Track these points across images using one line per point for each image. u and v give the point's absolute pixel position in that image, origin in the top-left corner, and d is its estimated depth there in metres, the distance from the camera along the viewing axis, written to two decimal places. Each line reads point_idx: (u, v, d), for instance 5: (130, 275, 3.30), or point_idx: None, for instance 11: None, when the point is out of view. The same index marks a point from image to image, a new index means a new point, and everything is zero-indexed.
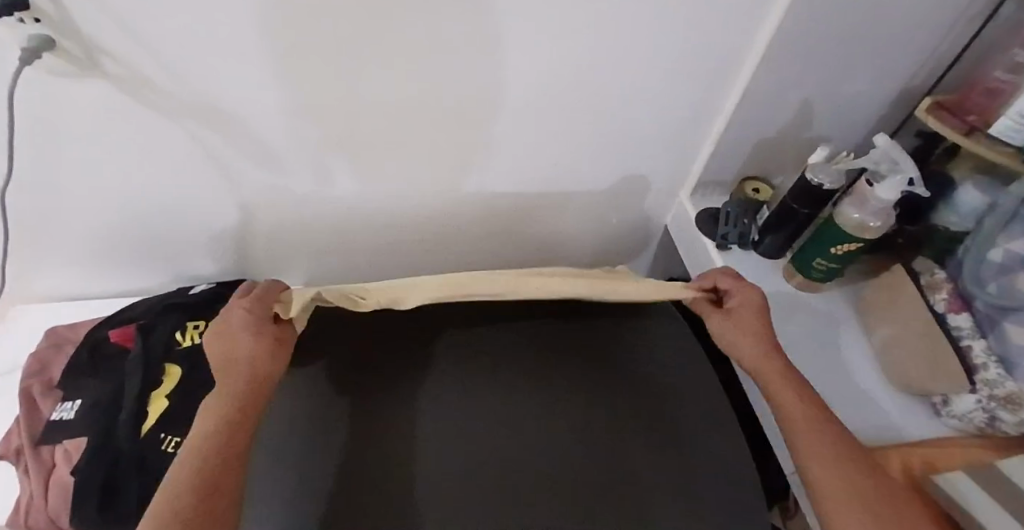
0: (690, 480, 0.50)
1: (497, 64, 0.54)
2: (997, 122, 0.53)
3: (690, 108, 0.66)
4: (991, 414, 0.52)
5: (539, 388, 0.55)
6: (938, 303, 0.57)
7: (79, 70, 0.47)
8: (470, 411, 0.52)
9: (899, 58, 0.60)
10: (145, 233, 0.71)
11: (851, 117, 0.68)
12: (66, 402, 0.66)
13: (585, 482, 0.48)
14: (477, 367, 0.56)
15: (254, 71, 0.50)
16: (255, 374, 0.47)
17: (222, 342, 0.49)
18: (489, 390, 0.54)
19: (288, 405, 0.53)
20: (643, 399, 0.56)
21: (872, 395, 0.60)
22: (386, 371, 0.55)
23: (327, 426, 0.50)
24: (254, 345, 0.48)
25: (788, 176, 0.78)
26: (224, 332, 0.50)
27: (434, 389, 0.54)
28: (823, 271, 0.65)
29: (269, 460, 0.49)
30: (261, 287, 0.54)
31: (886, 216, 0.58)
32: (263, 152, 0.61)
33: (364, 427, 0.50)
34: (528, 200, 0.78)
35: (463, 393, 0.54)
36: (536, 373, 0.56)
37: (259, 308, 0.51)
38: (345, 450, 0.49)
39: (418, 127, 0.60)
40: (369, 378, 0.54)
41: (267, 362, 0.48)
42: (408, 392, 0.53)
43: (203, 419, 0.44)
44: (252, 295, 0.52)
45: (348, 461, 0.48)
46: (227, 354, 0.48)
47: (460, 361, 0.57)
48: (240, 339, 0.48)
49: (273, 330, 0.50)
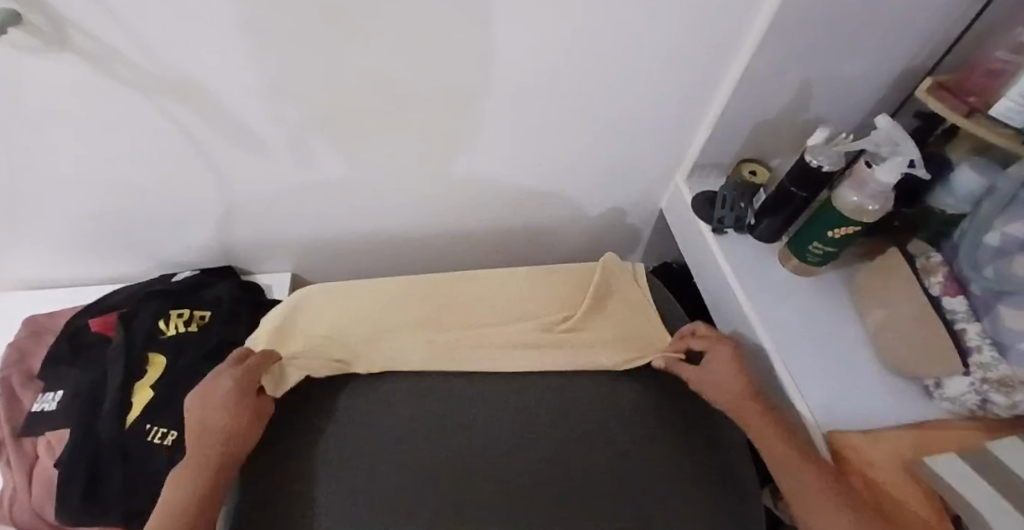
0: (682, 479, 0.57)
1: (491, 43, 0.52)
2: (997, 104, 0.52)
3: (687, 89, 0.64)
4: (983, 397, 0.52)
5: (534, 401, 0.61)
6: (934, 287, 0.58)
7: (45, 45, 0.44)
8: (469, 423, 0.59)
9: (902, 38, 0.58)
10: (125, 218, 0.69)
11: (851, 98, 0.67)
12: (46, 392, 0.64)
13: (518, 493, 0.54)
14: (422, 384, 0.62)
15: (235, 49, 0.47)
16: (229, 447, 0.51)
17: (207, 404, 0.54)
18: (487, 404, 0.61)
19: (315, 418, 0.60)
20: (642, 407, 0.62)
21: (866, 378, 0.60)
22: (334, 392, 0.62)
23: (285, 446, 0.57)
24: (233, 419, 0.52)
25: (785, 158, 0.77)
26: (208, 398, 0.54)
27: (375, 407, 0.60)
28: (820, 256, 0.64)
29: (303, 464, 0.56)
30: (255, 355, 0.58)
31: (885, 200, 0.57)
32: (246, 133, 0.58)
33: (320, 447, 0.57)
34: (522, 184, 0.76)
35: (403, 410, 0.60)
36: (486, 392, 0.62)
37: (245, 380, 0.55)
38: (296, 468, 0.55)
39: (408, 107, 0.58)
40: (326, 399, 0.61)
41: (244, 433, 0.52)
42: (357, 413, 0.60)
43: (177, 477, 0.49)
44: (245, 363, 0.57)
45: (289, 474, 0.55)
46: (203, 421, 0.52)
47: (410, 381, 0.62)
48: (220, 408, 0.53)
49: (254, 403, 0.55)
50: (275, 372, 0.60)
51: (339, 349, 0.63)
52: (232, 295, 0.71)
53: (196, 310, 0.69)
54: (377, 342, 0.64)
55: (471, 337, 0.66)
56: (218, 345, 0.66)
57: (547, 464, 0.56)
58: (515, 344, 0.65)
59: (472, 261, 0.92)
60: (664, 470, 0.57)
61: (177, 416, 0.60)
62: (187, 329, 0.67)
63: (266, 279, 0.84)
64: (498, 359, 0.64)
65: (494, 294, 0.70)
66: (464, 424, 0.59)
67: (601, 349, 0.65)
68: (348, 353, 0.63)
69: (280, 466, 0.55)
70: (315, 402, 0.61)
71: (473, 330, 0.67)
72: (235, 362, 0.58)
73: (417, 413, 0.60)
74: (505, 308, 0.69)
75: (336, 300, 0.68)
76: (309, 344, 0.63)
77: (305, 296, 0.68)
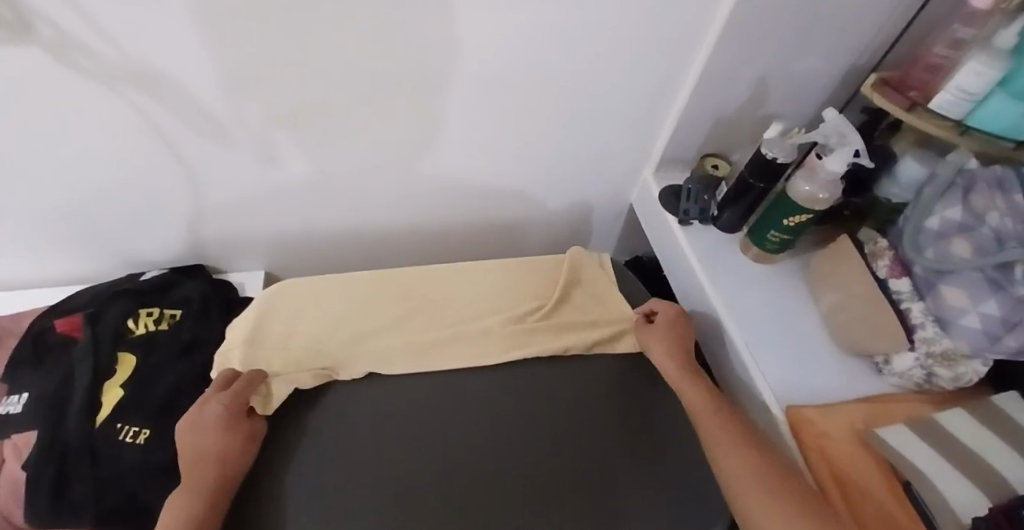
0: (662, 473, 0.58)
1: (454, 35, 0.53)
2: (938, 97, 0.55)
3: (650, 86, 0.67)
4: (928, 371, 0.55)
5: (502, 400, 0.62)
6: (880, 270, 0.61)
7: (10, 35, 0.43)
8: (439, 425, 0.60)
9: (848, 35, 0.62)
10: (91, 213, 0.67)
11: (804, 93, 0.70)
12: (11, 395, 0.62)
13: (508, 495, 0.54)
14: (397, 386, 0.63)
15: (200, 38, 0.47)
16: (224, 468, 0.51)
17: (194, 429, 0.53)
18: (457, 405, 0.62)
19: (292, 427, 0.59)
20: (614, 405, 0.63)
21: (823, 358, 0.63)
22: (313, 399, 0.62)
23: (269, 456, 0.56)
24: (226, 442, 0.52)
25: (744, 153, 0.80)
26: (197, 426, 0.54)
27: (354, 411, 0.60)
28: (777, 243, 0.67)
29: (283, 471, 0.55)
30: (240, 379, 0.58)
31: (835, 188, 0.60)
32: (214, 125, 0.58)
33: (298, 455, 0.56)
34: (493, 181, 0.78)
35: (384, 415, 0.60)
36: (467, 396, 0.63)
37: (234, 404, 0.55)
38: (278, 474, 0.55)
39: (376, 101, 0.59)
40: (300, 407, 0.61)
41: (237, 455, 0.53)
42: (331, 417, 0.60)
43: (171, 504, 0.48)
44: (232, 387, 0.57)
45: (272, 482, 0.54)
46: (195, 445, 0.52)
47: (389, 384, 0.63)
48: (210, 435, 0.53)
49: (245, 427, 0.55)
50: (262, 393, 0.59)
51: (316, 352, 0.63)
52: (202, 292, 0.71)
53: (166, 309, 0.69)
54: (352, 349, 0.64)
55: (450, 330, 0.67)
56: (190, 343, 0.66)
57: (521, 462, 0.57)
58: (494, 331, 0.67)
59: (446, 256, 0.92)
60: (639, 465, 0.58)
61: (148, 414, 0.60)
62: (158, 328, 0.67)
63: (239, 277, 0.83)
64: (476, 349, 0.66)
65: (462, 285, 0.71)
66: (433, 427, 0.59)
67: (573, 335, 0.68)
68: (331, 359, 0.63)
69: (264, 475, 0.55)
70: (292, 411, 0.60)
71: (450, 324, 0.68)
72: (220, 387, 0.57)
73: (394, 415, 0.60)
74: (477, 298, 0.70)
75: (307, 309, 0.67)
76: (289, 361, 0.62)
77: (264, 315, 0.66)
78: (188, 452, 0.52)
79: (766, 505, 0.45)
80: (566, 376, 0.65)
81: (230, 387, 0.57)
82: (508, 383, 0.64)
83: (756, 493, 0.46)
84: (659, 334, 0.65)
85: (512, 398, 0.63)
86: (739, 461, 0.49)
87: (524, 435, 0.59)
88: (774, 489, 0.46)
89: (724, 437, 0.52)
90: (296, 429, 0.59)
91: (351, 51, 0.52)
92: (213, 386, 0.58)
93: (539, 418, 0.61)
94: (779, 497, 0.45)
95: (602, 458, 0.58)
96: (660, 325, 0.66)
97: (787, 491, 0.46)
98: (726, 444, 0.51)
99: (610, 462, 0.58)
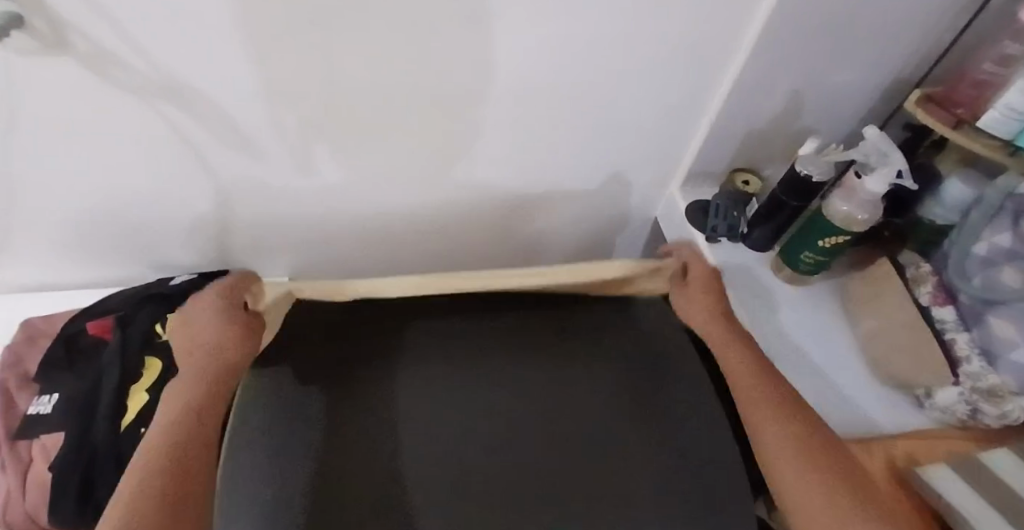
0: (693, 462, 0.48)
1: (483, 47, 0.53)
2: (986, 115, 0.52)
3: (679, 98, 0.65)
4: (974, 407, 0.52)
5: (540, 364, 0.54)
6: (923, 296, 0.58)
7: (45, 49, 0.44)
8: (475, 384, 0.51)
9: (889, 49, 0.59)
10: (126, 219, 0.69)
11: (841, 108, 0.67)
12: (42, 395, 0.64)
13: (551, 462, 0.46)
14: (432, 352, 0.54)
15: (228, 54, 0.48)
16: (219, 359, 0.49)
17: (191, 324, 0.54)
18: (495, 364, 0.53)
19: (302, 376, 0.51)
20: (644, 377, 0.55)
21: (858, 388, 0.60)
22: (359, 363, 0.52)
23: (272, 397, 0.49)
24: (217, 333, 0.50)
25: (776, 168, 0.77)
26: (195, 320, 0.54)
27: (387, 362, 0.52)
28: (811, 265, 0.65)
29: (285, 422, 0.47)
30: (233, 280, 0.57)
31: (874, 209, 0.58)
32: (240, 134, 0.59)
33: (304, 405, 0.48)
34: (517, 191, 0.77)
35: (421, 368, 0.52)
36: (550, 363, 0.55)
37: (220, 303, 0.54)
38: (272, 430, 0.46)
39: (401, 111, 0.59)
40: (314, 352, 0.53)
41: (234, 346, 0.50)
42: (350, 368, 0.52)
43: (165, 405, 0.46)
44: (224, 286, 0.56)
45: (304, 466, 0.44)
46: (193, 339, 0.52)
47: (435, 344, 0.55)
48: (206, 326, 0.52)
49: (240, 319, 0.52)
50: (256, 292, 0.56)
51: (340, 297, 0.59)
52: None
53: None
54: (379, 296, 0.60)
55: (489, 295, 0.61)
56: None
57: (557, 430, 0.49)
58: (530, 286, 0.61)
59: (468, 265, 0.92)
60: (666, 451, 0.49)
61: None
62: None
63: None
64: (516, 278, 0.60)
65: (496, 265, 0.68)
66: (468, 387, 0.51)
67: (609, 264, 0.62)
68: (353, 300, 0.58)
69: (257, 432, 0.46)
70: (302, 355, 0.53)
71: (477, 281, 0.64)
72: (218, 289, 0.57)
73: (470, 389, 0.51)
74: None
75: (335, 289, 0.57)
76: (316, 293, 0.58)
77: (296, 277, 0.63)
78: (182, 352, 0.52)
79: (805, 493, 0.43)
80: (640, 327, 0.60)
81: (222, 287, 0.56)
82: (546, 343, 0.56)
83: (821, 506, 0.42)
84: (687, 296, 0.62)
85: (550, 363, 0.54)
86: (785, 436, 0.46)
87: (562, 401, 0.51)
88: (825, 498, 0.42)
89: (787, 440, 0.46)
90: (348, 400, 0.49)
91: (374, 66, 0.52)
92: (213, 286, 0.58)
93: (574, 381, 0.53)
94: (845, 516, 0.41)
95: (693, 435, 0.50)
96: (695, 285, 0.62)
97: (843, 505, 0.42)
98: (766, 413, 0.48)
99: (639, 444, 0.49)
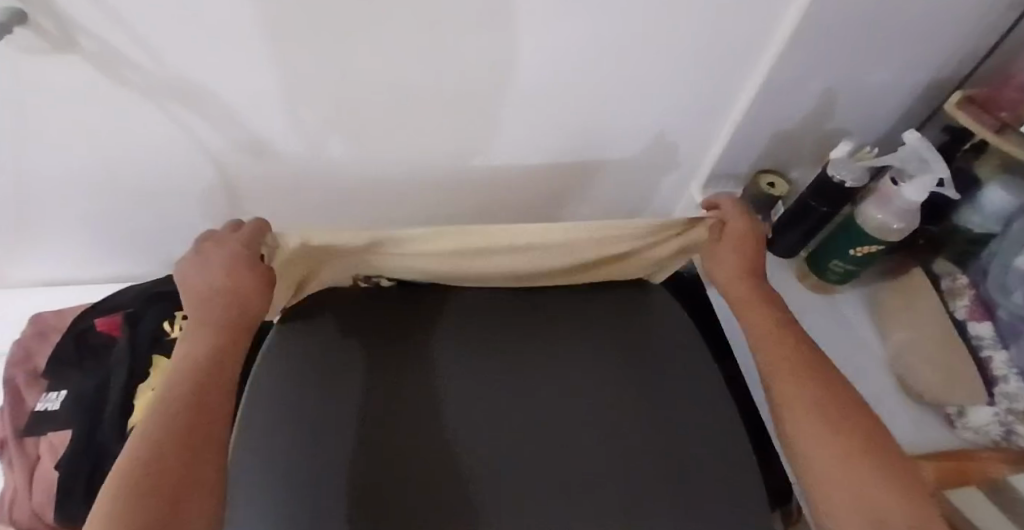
0: (694, 460, 0.43)
1: (507, 45, 0.50)
2: None
3: (708, 97, 0.62)
4: (1008, 428, 0.52)
5: (580, 348, 0.49)
6: (959, 311, 0.59)
7: (53, 48, 0.43)
8: (527, 375, 0.47)
9: (933, 48, 0.56)
10: (133, 218, 0.68)
11: (877, 109, 0.64)
12: (50, 392, 0.64)
13: (612, 462, 0.41)
14: (475, 337, 0.49)
15: (239, 52, 0.46)
16: (238, 309, 0.41)
17: (200, 268, 0.44)
18: (539, 351, 0.49)
19: (350, 356, 0.46)
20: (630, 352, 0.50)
21: (886, 402, 0.58)
22: (404, 341, 0.48)
23: (316, 378, 0.44)
24: (240, 282, 0.42)
25: (804, 171, 0.74)
26: (203, 265, 0.44)
27: (431, 346, 0.48)
28: (840, 274, 0.63)
29: (334, 407, 0.42)
30: (248, 226, 0.47)
31: (911, 218, 0.55)
32: (252, 133, 0.57)
33: (347, 390, 0.43)
34: (538, 191, 0.74)
35: (462, 355, 0.47)
36: (584, 341, 0.50)
37: (241, 254, 0.44)
38: (325, 414, 0.42)
39: (421, 110, 0.57)
40: (349, 327, 0.48)
41: (251, 300, 0.42)
42: (386, 349, 0.47)
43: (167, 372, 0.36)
44: (240, 235, 0.46)
45: (362, 462, 0.39)
46: (204, 280, 0.43)
47: (479, 326, 0.50)
48: (220, 274, 0.43)
49: (260, 271, 0.44)
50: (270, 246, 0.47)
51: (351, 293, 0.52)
52: None
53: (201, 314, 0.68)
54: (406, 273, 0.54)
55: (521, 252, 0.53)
56: None
57: (606, 426, 0.44)
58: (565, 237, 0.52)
59: None
60: (663, 442, 0.43)
61: None
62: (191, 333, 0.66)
63: None
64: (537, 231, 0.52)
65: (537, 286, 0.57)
66: (519, 378, 0.46)
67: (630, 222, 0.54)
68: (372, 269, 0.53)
69: (316, 417, 0.42)
70: (342, 334, 0.48)
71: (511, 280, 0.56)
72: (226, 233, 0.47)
73: (510, 383, 0.46)
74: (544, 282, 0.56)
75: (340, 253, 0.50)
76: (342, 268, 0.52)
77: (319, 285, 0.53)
78: (190, 303, 0.42)
79: (851, 493, 0.34)
80: (652, 316, 0.53)
81: (236, 233, 0.47)
82: (586, 329, 0.51)
83: (841, 467, 0.35)
84: (721, 250, 0.53)
85: (583, 348, 0.49)
86: (820, 430, 0.37)
87: (604, 395, 0.46)
88: (863, 465, 0.35)
89: (817, 399, 0.39)
90: (384, 390, 0.44)
91: (387, 65, 0.50)
92: (222, 230, 0.48)
93: (602, 369, 0.48)
94: (877, 483, 0.34)
95: (713, 448, 0.44)
96: (729, 241, 0.53)
97: (869, 471, 0.34)
98: (808, 405, 0.39)
99: (630, 435, 0.43)
